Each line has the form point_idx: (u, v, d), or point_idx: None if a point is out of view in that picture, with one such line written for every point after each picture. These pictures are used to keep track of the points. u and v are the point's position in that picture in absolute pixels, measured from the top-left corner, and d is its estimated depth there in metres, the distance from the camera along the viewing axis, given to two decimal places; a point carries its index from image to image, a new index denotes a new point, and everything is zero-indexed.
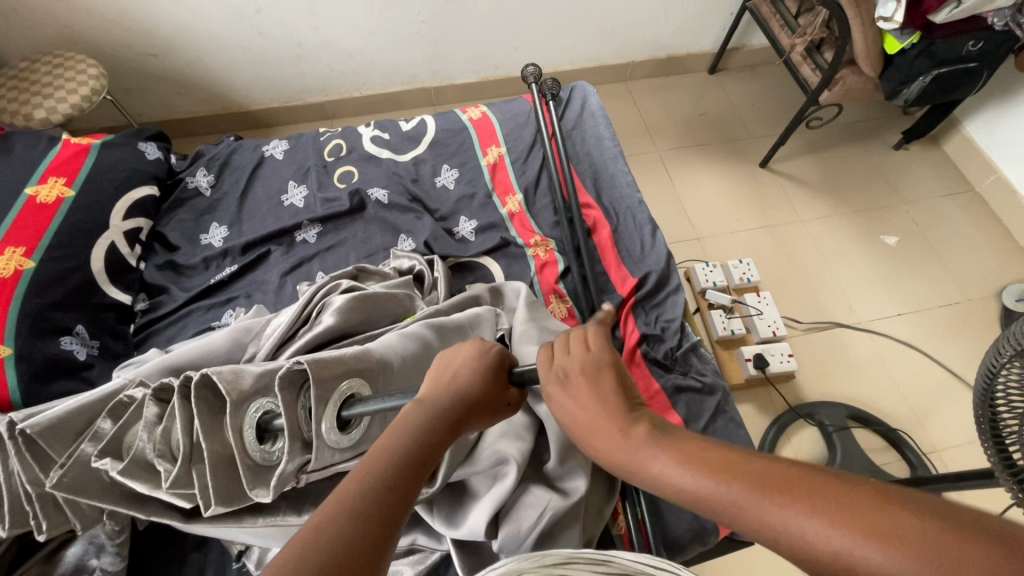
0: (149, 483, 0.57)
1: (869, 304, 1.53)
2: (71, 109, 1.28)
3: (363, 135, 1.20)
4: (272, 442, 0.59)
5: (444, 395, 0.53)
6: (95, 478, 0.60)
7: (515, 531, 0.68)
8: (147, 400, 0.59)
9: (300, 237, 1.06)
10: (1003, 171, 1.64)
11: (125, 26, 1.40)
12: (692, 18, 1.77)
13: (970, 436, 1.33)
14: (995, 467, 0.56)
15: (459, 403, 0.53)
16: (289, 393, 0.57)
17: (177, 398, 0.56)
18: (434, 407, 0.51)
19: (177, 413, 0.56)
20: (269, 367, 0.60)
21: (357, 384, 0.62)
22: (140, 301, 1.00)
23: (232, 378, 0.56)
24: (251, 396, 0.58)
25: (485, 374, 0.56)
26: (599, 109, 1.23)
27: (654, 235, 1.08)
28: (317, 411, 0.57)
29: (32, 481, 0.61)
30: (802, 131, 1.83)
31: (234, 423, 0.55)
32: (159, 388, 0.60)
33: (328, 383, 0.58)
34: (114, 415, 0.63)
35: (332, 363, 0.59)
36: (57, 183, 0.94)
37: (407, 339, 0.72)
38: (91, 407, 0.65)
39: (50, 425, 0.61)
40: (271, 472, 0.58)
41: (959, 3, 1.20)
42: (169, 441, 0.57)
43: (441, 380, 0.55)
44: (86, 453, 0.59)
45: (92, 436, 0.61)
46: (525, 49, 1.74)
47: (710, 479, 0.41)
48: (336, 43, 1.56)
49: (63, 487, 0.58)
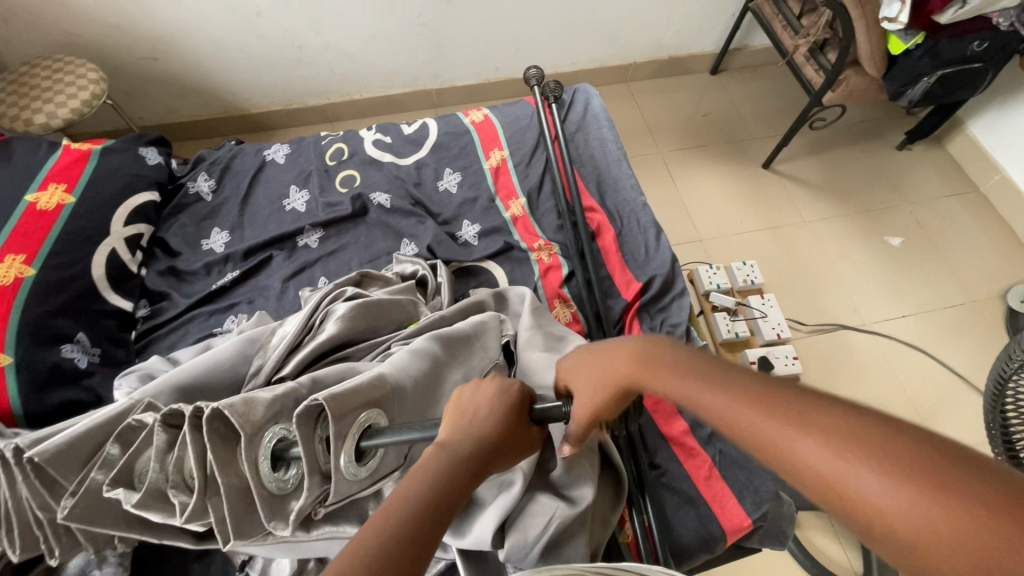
0: (163, 513, 0.57)
1: (874, 306, 1.52)
2: (71, 113, 1.27)
3: (365, 139, 1.19)
4: (285, 470, 0.58)
5: (466, 438, 0.52)
6: (105, 506, 0.59)
7: (522, 540, 0.67)
8: (156, 427, 0.57)
9: (302, 243, 1.05)
10: (1007, 171, 1.64)
11: (124, 30, 1.40)
12: (694, 18, 1.76)
13: (976, 438, 1.32)
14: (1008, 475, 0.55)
15: (480, 447, 0.52)
16: (306, 427, 0.56)
17: (188, 432, 0.54)
18: (455, 450, 0.50)
19: (190, 445, 0.54)
20: (281, 395, 0.59)
21: (374, 413, 0.61)
22: (141, 308, 0.99)
23: (244, 410, 0.55)
24: (265, 425, 0.57)
25: (506, 414, 0.55)
26: (602, 111, 1.23)
27: (658, 238, 1.07)
28: (336, 444, 0.56)
29: (42, 507, 0.61)
30: (804, 132, 1.82)
31: (249, 456, 0.55)
32: (167, 415, 0.58)
33: (345, 415, 0.57)
34: (123, 441, 0.61)
35: (349, 395, 0.58)
36: (57, 189, 0.93)
37: (417, 354, 0.71)
38: (99, 429, 0.63)
39: (57, 451, 0.59)
40: (287, 501, 0.58)
41: (965, 3, 1.18)
42: (182, 471, 0.57)
43: (462, 421, 0.54)
44: (97, 481, 0.59)
45: (100, 464, 0.60)
46: (526, 50, 1.73)
47: (697, 391, 0.42)
48: (337, 45, 1.55)
49: (75, 518, 0.57)
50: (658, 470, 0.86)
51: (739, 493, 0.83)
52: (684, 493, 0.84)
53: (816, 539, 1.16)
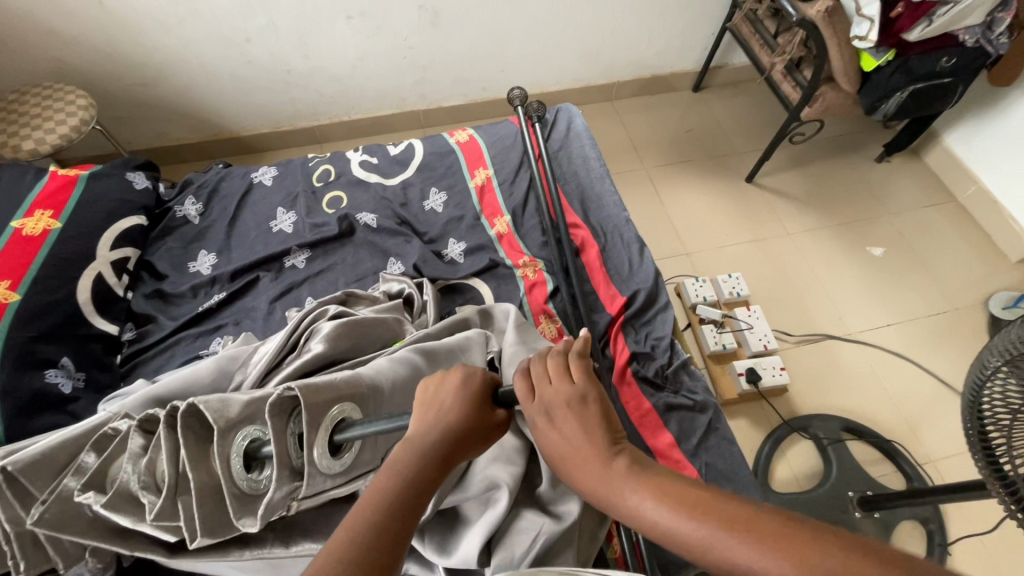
0: (133, 517, 0.56)
1: (858, 315, 1.54)
2: (60, 139, 1.28)
3: (351, 160, 1.21)
4: (259, 470, 0.58)
5: (432, 428, 0.52)
6: (76, 514, 0.58)
7: (508, 556, 0.67)
8: (132, 432, 0.58)
9: (289, 263, 1.06)
10: (983, 181, 1.68)
11: (115, 57, 1.42)
12: (674, 38, 1.80)
13: (963, 445, 1.33)
14: (988, 480, 0.55)
15: (448, 440, 0.52)
16: (280, 419, 0.57)
17: (161, 430, 0.55)
18: (422, 445, 0.51)
19: (163, 444, 0.55)
20: (257, 396, 0.59)
21: (348, 408, 0.61)
22: (127, 331, 0.99)
23: (219, 407, 0.56)
24: (238, 424, 0.57)
25: (471, 401, 0.55)
26: (585, 130, 1.25)
27: (642, 253, 1.09)
28: (308, 436, 0.57)
29: (12, 520, 0.60)
30: (786, 146, 1.87)
31: (221, 451, 0.55)
32: (144, 420, 0.59)
33: (319, 406, 0.58)
34: (98, 448, 0.62)
35: (324, 388, 0.59)
36: (43, 215, 0.94)
37: (399, 368, 0.72)
38: (73, 442, 0.64)
39: (32, 461, 0.60)
40: (258, 500, 0.57)
41: (931, 21, 1.24)
42: (154, 473, 0.57)
43: (428, 412, 0.54)
44: (69, 488, 0.58)
45: (75, 470, 0.59)
46: (512, 72, 1.77)
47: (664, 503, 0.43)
48: (325, 69, 1.58)
49: (43, 524, 0.56)
50: None
51: None
52: None
53: None
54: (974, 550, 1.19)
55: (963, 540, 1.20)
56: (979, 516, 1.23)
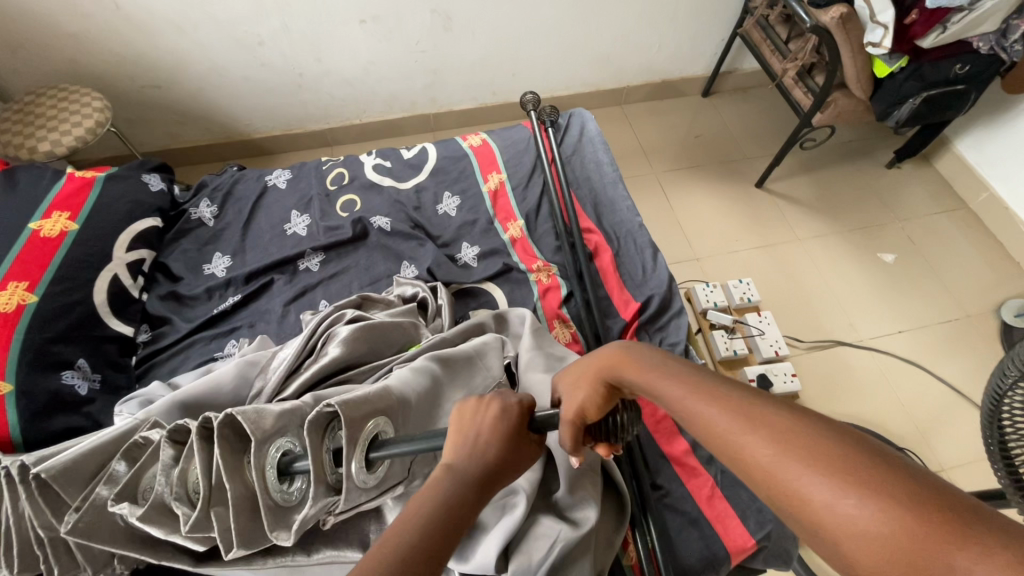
0: (165, 528, 0.56)
1: (870, 322, 1.54)
2: (74, 141, 1.29)
3: (365, 163, 1.21)
4: (290, 483, 0.59)
5: (470, 459, 0.51)
6: (108, 523, 0.59)
7: (526, 562, 0.67)
8: (163, 443, 0.58)
9: (303, 266, 1.06)
10: (995, 188, 1.67)
11: (131, 60, 1.43)
12: (684, 42, 1.81)
13: (975, 454, 1.32)
14: (1005, 490, 0.55)
15: (484, 471, 0.51)
16: (317, 434, 0.58)
17: (195, 441, 0.55)
18: (459, 474, 0.50)
19: (197, 456, 0.55)
20: (288, 408, 0.60)
21: (381, 423, 0.61)
22: (142, 332, 0.99)
23: (255, 418, 0.56)
24: (272, 437, 0.57)
25: (509, 433, 0.54)
26: (598, 134, 1.25)
27: (655, 258, 1.09)
28: (347, 451, 0.57)
29: (43, 526, 0.60)
30: (796, 152, 1.87)
31: (256, 464, 0.55)
32: (174, 431, 0.59)
33: (357, 422, 0.58)
34: (129, 457, 0.61)
35: (360, 403, 0.59)
36: (61, 217, 0.94)
37: (422, 377, 0.71)
38: (103, 449, 0.63)
39: (64, 468, 0.60)
40: (290, 512, 0.58)
41: (945, 28, 1.23)
42: (186, 483, 0.58)
43: (466, 439, 0.52)
44: (102, 497, 0.58)
45: (106, 480, 0.59)
46: (522, 76, 1.78)
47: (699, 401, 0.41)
48: (338, 72, 1.59)
49: (76, 533, 0.57)
50: (661, 491, 0.87)
51: (741, 513, 0.82)
52: (686, 514, 0.84)
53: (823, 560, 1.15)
54: None
55: None
56: None
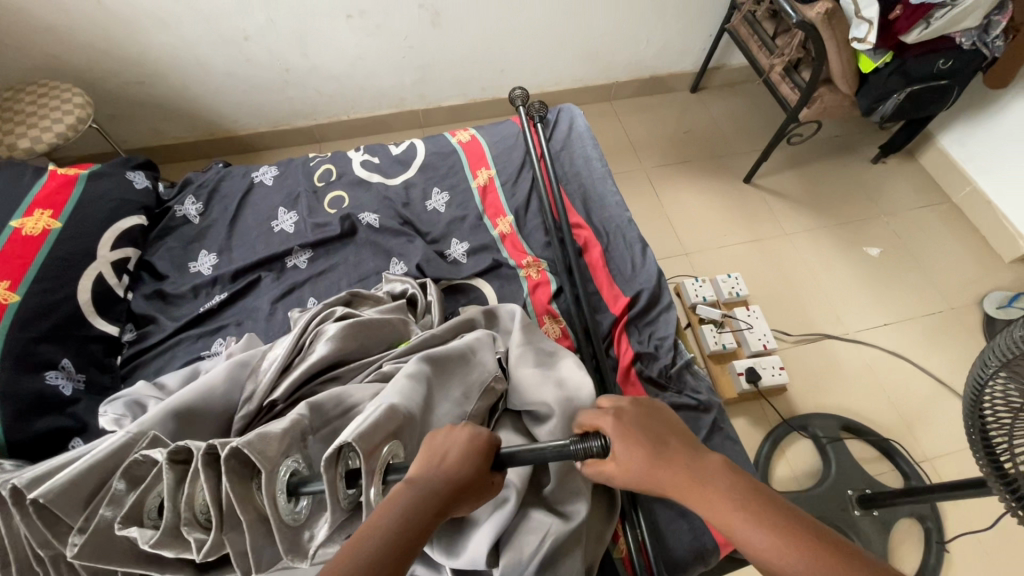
0: (178, 549, 0.56)
1: (856, 314, 1.56)
2: (56, 138, 1.27)
3: (353, 159, 1.20)
4: (297, 502, 0.59)
5: (436, 476, 0.53)
6: (113, 542, 0.58)
7: (516, 558, 0.67)
8: (163, 466, 0.56)
9: (291, 263, 1.06)
10: (978, 182, 1.69)
11: (113, 56, 1.41)
12: (673, 38, 1.81)
13: (958, 443, 1.35)
14: (988, 477, 0.56)
15: (448, 488, 0.53)
16: (332, 467, 0.57)
17: (201, 468, 0.54)
18: (423, 489, 0.52)
19: (204, 482, 0.54)
20: (288, 427, 0.60)
21: (393, 447, 0.61)
22: (127, 332, 0.97)
23: (260, 446, 0.55)
24: (279, 460, 0.57)
25: (476, 455, 0.56)
26: (586, 130, 1.25)
27: (644, 253, 1.09)
28: (366, 478, 0.57)
29: (42, 544, 0.60)
30: (784, 147, 1.88)
31: (268, 491, 0.55)
32: (174, 451, 0.57)
33: (373, 450, 0.58)
34: (130, 477, 0.60)
35: (372, 431, 0.59)
36: (42, 215, 0.93)
37: (419, 382, 0.71)
38: (101, 465, 0.61)
39: (62, 490, 0.58)
40: (299, 530, 0.58)
41: (929, 23, 1.25)
42: (194, 507, 0.57)
43: (434, 457, 0.55)
44: (105, 518, 0.57)
45: (109, 501, 0.58)
46: (512, 71, 1.77)
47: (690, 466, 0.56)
48: (325, 68, 1.57)
49: (83, 555, 0.56)
50: None
51: None
52: (676, 506, 0.84)
53: None
54: (971, 548, 1.20)
55: (961, 538, 1.21)
56: (977, 515, 1.24)
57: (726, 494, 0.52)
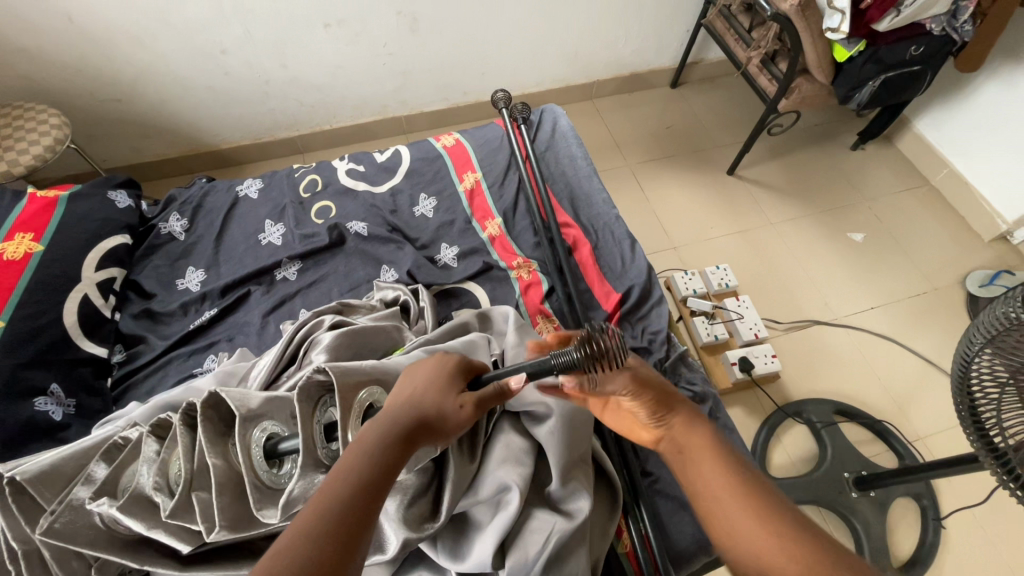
0: (146, 521, 0.56)
1: (844, 300, 1.58)
2: (34, 159, 1.25)
3: (338, 169, 1.19)
4: (280, 467, 0.60)
5: (402, 409, 0.54)
6: (86, 525, 0.57)
7: (523, 558, 0.67)
8: (145, 436, 0.61)
9: (281, 276, 1.05)
10: (954, 164, 1.73)
11: (88, 74, 1.39)
12: (650, 36, 1.83)
13: (948, 420, 1.37)
14: (978, 452, 0.57)
15: (416, 418, 0.53)
16: (308, 407, 0.60)
17: (179, 428, 0.59)
18: (391, 422, 0.52)
19: (180, 442, 0.58)
20: (275, 397, 0.62)
21: (375, 393, 0.64)
22: (116, 353, 0.96)
23: (239, 398, 0.59)
24: (256, 420, 0.60)
25: (439, 383, 0.57)
26: (570, 130, 1.26)
27: (633, 248, 1.10)
28: (341, 419, 0.59)
29: (18, 537, 0.59)
30: (765, 138, 1.91)
31: (241, 442, 0.57)
32: (156, 424, 0.62)
33: (349, 388, 0.61)
34: (108, 458, 0.63)
35: (354, 373, 0.62)
36: (24, 239, 0.92)
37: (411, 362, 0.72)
38: (81, 455, 0.64)
39: (40, 472, 0.60)
40: (278, 495, 0.59)
41: (900, 11, 1.27)
42: (167, 475, 0.59)
43: (397, 397, 0.56)
44: (80, 497, 0.58)
45: (84, 480, 0.60)
46: (492, 74, 1.78)
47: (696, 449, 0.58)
48: (305, 78, 1.57)
49: (53, 534, 0.55)
50: (651, 478, 0.87)
51: None
52: (678, 498, 0.85)
53: None
54: (965, 522, 1.22)
55: (955, 513, 1.23)
56: (970, 489, 1.26)
57: (711, 473, 0.55)
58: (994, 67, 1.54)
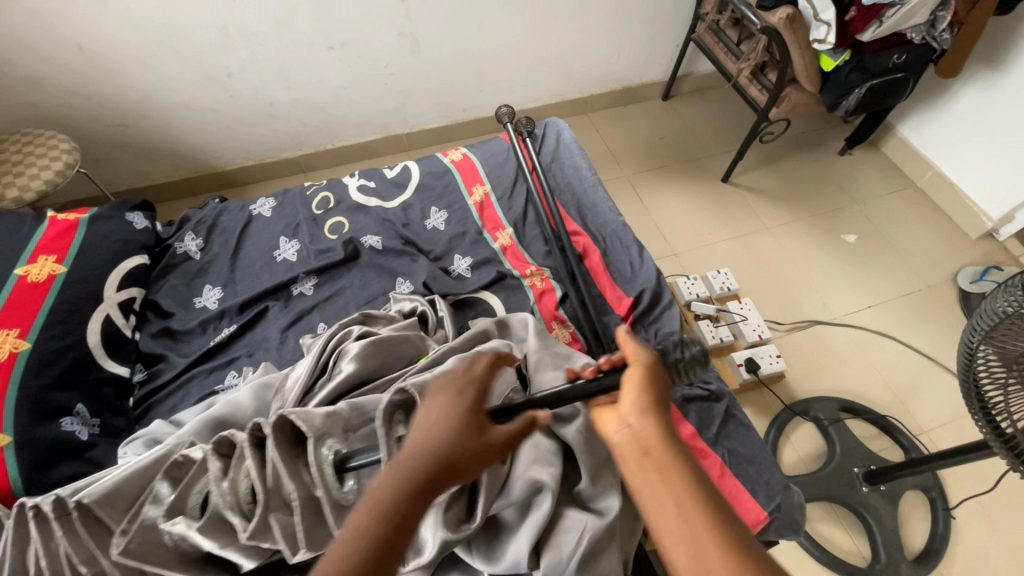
0: (220, 539, 0.58)
1: (842, 299, 1.62)
2: (45, 184, 1.26)
3: (349, 185, 1.22)
4: (343, 484, 0.61)
5: (447, 428, 0.50)
6: (157, 544, 0.59)
7: (557, 557, 0.68)
8: (210, 456, 0.61)
9: (297, 291, 1.06)
10: (939, 166, 1.80)
11: (96, 100, 1.41)
12: (641, 51, 1.90)
13: (950, 413, 1.41)
14: (988, 439, 0.61)
15: (461, 439, 0.50)
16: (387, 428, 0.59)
17: (247, 447, 0.58)
18: (437, 443, 0.49)
19: (251, 460, 0.58)
20: (332, 412, 0.63)
21: None
22: (137, 372, 0.97)
23: (306, 416, 0.60)
24: (323, 437, 0.61)
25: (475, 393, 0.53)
26: (573, 142, 1.30)
27: (641, 254, 1.14)
28: None
29: (86, 561, 0.60)
30: (756, 146, 1.96)
31: (314, 459, 0.58)
32: (220, 443, 0.62)
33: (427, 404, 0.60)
34: (171, 478, 0.63)
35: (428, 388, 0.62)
36: (47, 261, 0.92)
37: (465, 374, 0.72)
38: (143, 473, 0.65)
39: (106, 493, 0.61)
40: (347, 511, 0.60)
41: (882, 22, 1.33)
42: (238, 492, 0.59)
43: (442, 411, 0.52)
44: (150, 517, 0.59)
45: (152, 500, 0.61)
46: (490, 91, 1.82)
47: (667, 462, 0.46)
48: (308, 99, 1.60)
49: (129, 555, 0.57)
50: None
51: (752, 488, 0.87)
52: None
53: (826, 531, 1.23)
54: (973, 512, 1.25)
55: (963, 503, 1.26)
56: (975, 479, 1.29)
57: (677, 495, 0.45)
58: (971, 72, 1.62)
